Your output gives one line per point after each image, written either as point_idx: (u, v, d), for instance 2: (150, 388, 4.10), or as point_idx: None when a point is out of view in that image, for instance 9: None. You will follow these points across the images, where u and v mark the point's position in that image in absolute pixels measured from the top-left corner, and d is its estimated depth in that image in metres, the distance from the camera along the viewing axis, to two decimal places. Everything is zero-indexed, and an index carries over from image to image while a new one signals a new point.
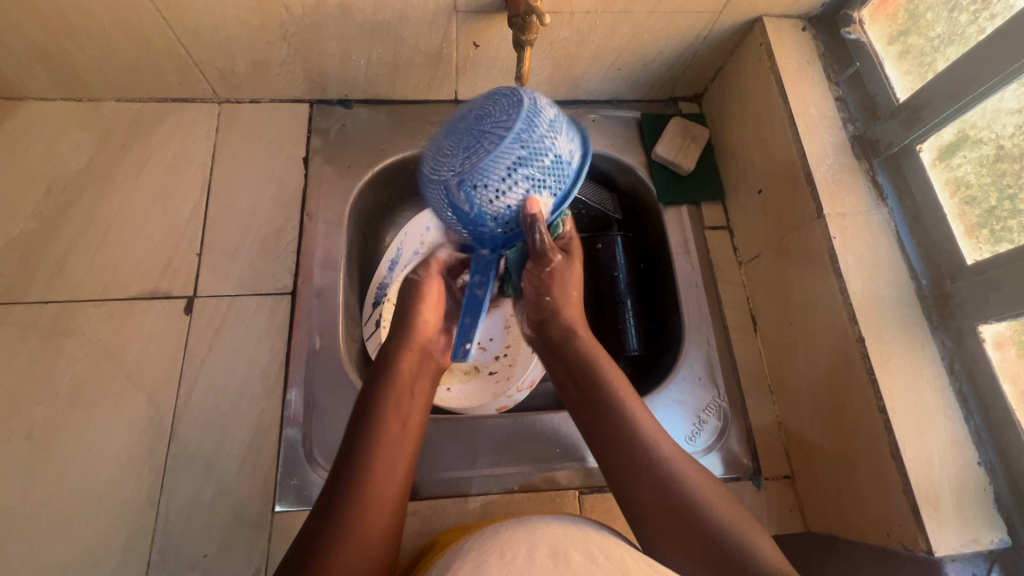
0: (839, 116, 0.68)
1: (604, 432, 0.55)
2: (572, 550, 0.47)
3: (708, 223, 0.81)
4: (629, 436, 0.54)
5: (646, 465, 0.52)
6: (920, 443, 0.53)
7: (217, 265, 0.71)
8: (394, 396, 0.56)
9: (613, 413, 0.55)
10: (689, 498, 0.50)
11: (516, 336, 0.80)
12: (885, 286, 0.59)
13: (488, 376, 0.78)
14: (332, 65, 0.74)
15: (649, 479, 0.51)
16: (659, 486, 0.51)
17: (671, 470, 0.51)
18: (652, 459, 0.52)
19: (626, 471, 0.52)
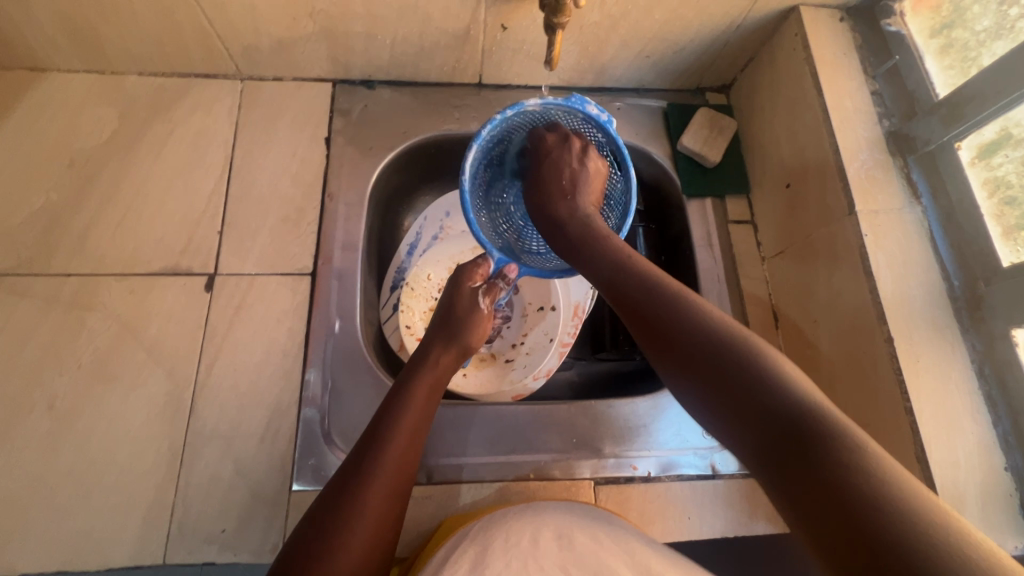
0: (874, 111, 0.66)
1: (613, 288, 0.49)
2: (578, 533, 0.51)
3: (732, 217, 0.79)
4: (639, 291, 0.46)
5: (671, 327, 0.42)
6: (946, 447, 0.52)
7: (238, 244, 0.70)
8: (408, 403, 0.52)
9: (620, 277, 0.49)
10: (731, 352, 0.39)
11: (533, 325, 0.79)
12: (916, 286, 0.58)
13: (505, 363, 0.78)
14: (357, 44, 0.73)
15: (667, 332, 0.42)
16: (679, 330, 0.42)
17: (709, 333, 0.40)
18: (674, 311, 0.43)
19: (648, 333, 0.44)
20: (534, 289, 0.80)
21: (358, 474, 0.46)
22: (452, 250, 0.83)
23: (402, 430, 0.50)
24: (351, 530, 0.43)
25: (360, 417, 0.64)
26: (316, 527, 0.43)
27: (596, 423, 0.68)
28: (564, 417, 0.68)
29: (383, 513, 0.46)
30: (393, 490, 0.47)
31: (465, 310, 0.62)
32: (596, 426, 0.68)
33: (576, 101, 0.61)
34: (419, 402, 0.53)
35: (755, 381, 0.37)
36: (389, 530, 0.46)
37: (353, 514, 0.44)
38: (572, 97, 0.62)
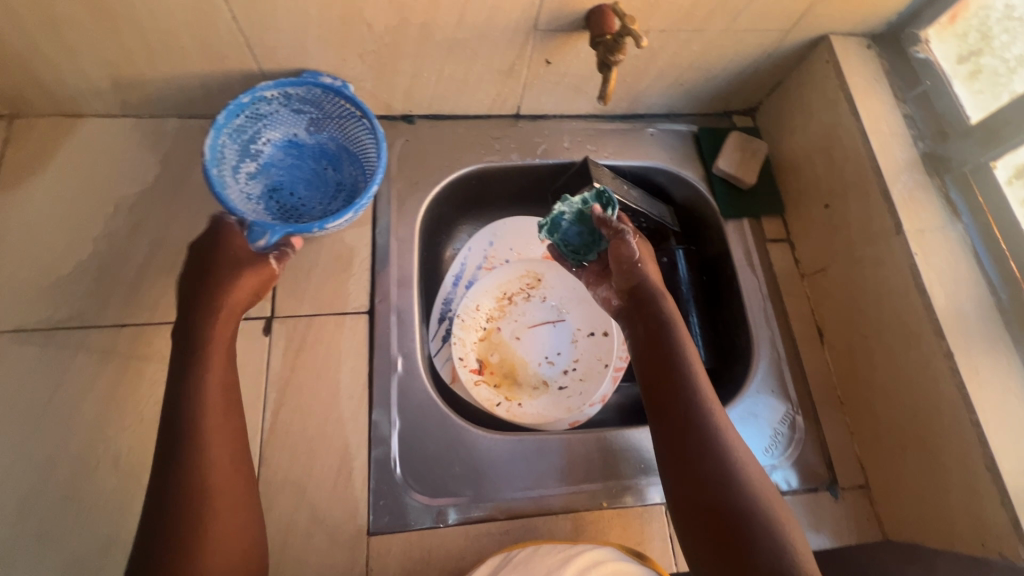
0: (909, 133, 0.69)
1: (669, 392, 0.57)
2: None
3: (769, 236, 0.82)
4: (696, 405, 0.55)
5: (702, 447, 0.53)
6: (1015, 456, 0.55)
7: (293, 285, 0.70)
8: (206, 431, 0.52)
9: (683, 383, 0.57)
10: (738, 490, 0.50)
11: (584, 351, 0.80)
12: (967, 301, 0.61)
13: (558, 390, 0.78)
14: (402, 81, 0.74)
15: (699, 448, 0.53)
16: (707, 457, 0.53)
17: (727, 468, 0.52)
18: (713, 440, 0.53)
19: (676, 440, 0.55)
20: (582, 314, 0.81)
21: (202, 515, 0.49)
22: (498, 278, 0.82)
23: (219, 459, 0.52)
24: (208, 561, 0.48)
25: (433, 454, 0.65)
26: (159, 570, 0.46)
27: None
28: (614, 445, 0.68)
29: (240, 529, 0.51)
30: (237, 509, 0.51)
31: (226, 301, 0.58)
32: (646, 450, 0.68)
33: (306, 77, 0.67)
34: (218, 426, 0.53)
35: (748, 526, 0.49)
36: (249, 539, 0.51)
37: (206, 554, 0.48)
38: (303, 73, 0.68)
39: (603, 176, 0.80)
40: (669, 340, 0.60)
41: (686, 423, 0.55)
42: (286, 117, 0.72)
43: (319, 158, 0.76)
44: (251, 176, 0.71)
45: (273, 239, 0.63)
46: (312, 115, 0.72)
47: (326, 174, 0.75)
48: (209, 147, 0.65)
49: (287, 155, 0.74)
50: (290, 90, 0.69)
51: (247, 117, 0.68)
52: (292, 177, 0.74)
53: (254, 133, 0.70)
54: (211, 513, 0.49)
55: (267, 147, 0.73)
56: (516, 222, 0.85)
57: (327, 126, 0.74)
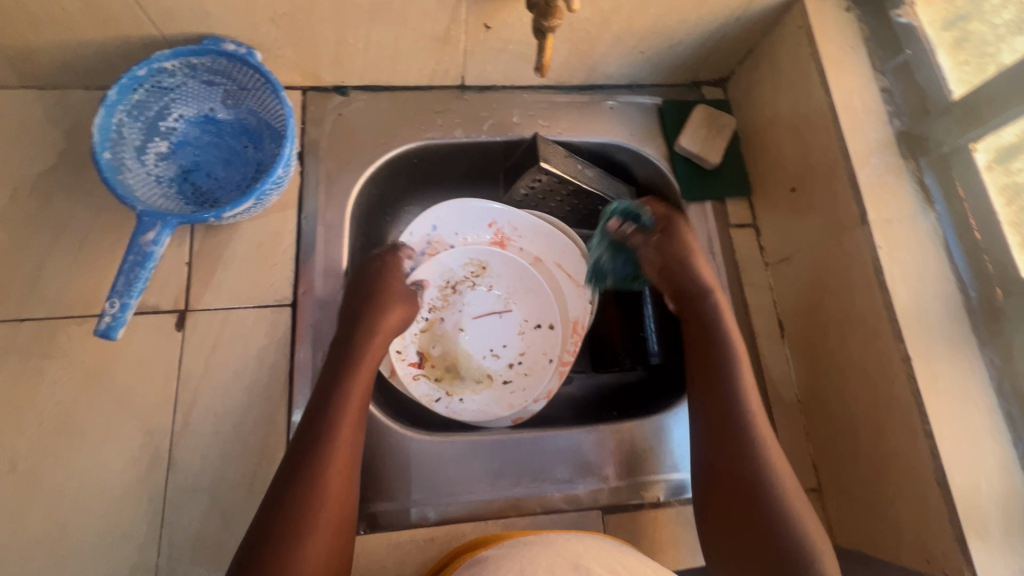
0: (885, 109, 0.62)
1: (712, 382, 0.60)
2: (591, 557, 0.50)
3: (733, 221, 0.76)
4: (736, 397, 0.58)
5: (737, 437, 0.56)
6: (967, 470, 0.51)
7: (209, 276, 0.65)
8: (344, 411, 0.54)
9: (727, 375, 0.59)
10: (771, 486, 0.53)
11: (531, 343, 0.76)
12: (932, 299, 0.56)
13: (503, 384, 0.74)
14: (326, 49, 0.67)
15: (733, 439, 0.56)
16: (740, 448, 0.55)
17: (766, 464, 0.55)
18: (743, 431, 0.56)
19: (715, 429, 0.57)
20: (530, 305, 0.77)
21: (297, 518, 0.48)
22: (438, 266, 0.76)
23: (338, 460, 0.52)
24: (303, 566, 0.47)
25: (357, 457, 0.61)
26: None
27: (604, 449, 0.65)
28: (573, 444, 0.65)
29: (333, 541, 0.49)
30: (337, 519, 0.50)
31: (368, 320, 0.62)
32: (603, 451, 0.65)
33: (207, 44, 0.61)
34: (346, 434, 0.54)
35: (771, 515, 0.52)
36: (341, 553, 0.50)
37: (304, 540, 0.48)
38: (204, 41, 0.62)
39: (554, 154, 0.72)
40: (720, 335, 0.62)
41: (730, 417, 0.57)
42: (197, 90, 0.66)
43: (238, 136, 0.70)
44: (163, 156, 0.66)
45: (164, 232, 0.57)
46: (225, 87, 0.67)
47: (244, 152, 0.70)
48: (98, 127, 0.60)
49: (203, 132, 0.69)
50: (192, 60, 0.63)
51: (148, 90, 0.63)
52: (208, 156, 0.69)
53: (161, 108, 0.65)
54: (319, 517, 0.49)
55: (179, 123, 0.67)
56: (458, 203, 0.75)
57: (243, 98, 0.68)
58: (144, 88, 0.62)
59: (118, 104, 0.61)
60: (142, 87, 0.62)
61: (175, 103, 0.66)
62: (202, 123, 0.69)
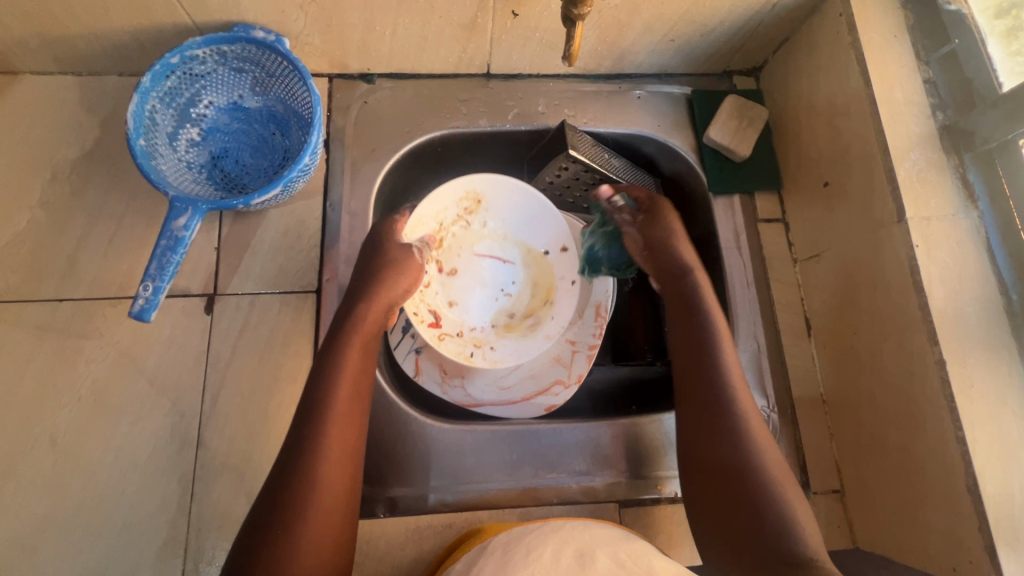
0: (928, 101, 0.60)
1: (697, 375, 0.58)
2: (599, 549, 0.50)
3: (761, 216, 0.74)
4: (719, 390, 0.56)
5: (724, 433, 0.54)
6: (1002, 479, 0.49)
7: (237, 261, 0.66)
8: (336, 388, 0.54)
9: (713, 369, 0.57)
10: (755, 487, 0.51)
11: (543, 273, 0.74)
12: (971, 302, 0.54)
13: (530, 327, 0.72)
14: (353, 37, 0.67)
15: (720, 435, 0.54)
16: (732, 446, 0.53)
17: (760, 472, 0.51)
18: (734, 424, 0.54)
19: (701, 425, 0.56)
20: (535, 236, 0.73)
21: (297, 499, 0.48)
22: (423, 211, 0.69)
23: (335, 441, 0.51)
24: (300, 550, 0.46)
25: (376, 446, 0.62)
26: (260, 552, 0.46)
27: (623, 442, 0.65)
28: (588, 440, 0.65)
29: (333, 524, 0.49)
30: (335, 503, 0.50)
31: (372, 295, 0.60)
32: (620, 446, 0.65)
33: (237, 32, 0.62)
34: (339, 412, 0.53)
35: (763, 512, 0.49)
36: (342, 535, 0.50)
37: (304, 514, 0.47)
38: (234, 28, 0.63)
39: (581, 142, 0.71)
40: (698, 343, 0.59)
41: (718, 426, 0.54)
42: (226, 77, 0.67)
43: (265, 123, 0.71)
44: (193, 143, 0.67)
45: (195, 218, 0.58)
46: (254, 74, 0.68)
47: (272, 138, 0.70)
48: (132, 113, 0.61)
49: (232, 119, 0.70)
50: (223, 47, 0.63)
51: (179, 77, 0.64)
52: (237, 143, 0.70)
53: (192, 95, 0.66)
54: (317, 492, 0.49)
55: (208, 109, 0.68)
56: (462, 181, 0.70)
57: (271, 85, 0.68)
58: (176, 75, 0.63)
59: (150, 91, 0.62)
60: (174, 73, 0.63)
61: (205, 90, 0.67)
62: (231, 109, 0.70)
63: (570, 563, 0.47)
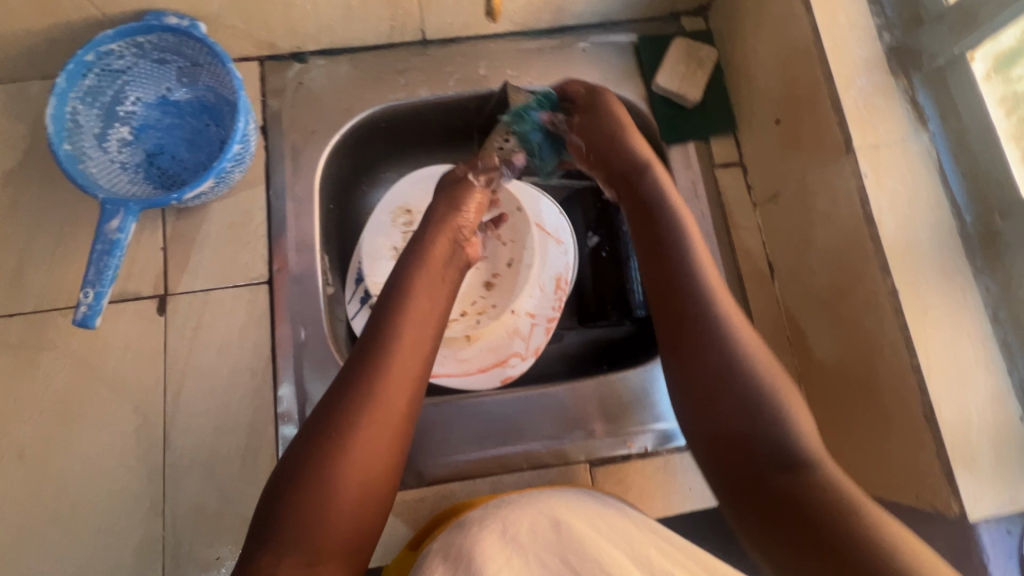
0: (874, 23, 0.57)
1: (676, 295, 0.52)
2: (570, 516, 0.50)
3: (718, 161, 0.72)
4: (705, 310, 0.50)
5: (703, 349, 0.49)
6: (959, 403, 0.49)
7: (185, 260, 0.65)
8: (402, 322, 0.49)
9: (695, 292, 0.51)
10: (765, 414, 0.46)
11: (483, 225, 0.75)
12: (923, 229, 0.52)
13: (508, 270, 0.74)
14: (274, 14, 0.64)
15: (701, 354, 0.49)
16: (727, 368, 0.48)
17: (755, 397, 0.46)
18: (720, 342, 0.49)
19: (683, 345, 0.50)
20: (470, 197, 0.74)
21: (343, 435, 0.44)
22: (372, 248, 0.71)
23: (397, 377, 0.47)
24: (338, 487, 0.42)
25: None
26: (298, 485, 0.42)
27: (587, 402, 0.65)
28: (552, 403, 0.65)
29: (374, 471, 0.44)
30: (386, 444, 0.45)
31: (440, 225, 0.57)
32: (584, 408, 0.65)
33: (148, 21, 0.59)
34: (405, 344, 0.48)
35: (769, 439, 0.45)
36: (379, 485, 0.44)
37: (351, 447, 0.43)
38: (146, 17, 0.60)
39: (526, 102, 0.69)
40: (679, 252, 0.54)
41: (701, 345, 0.49)
42: (149, 71, 0.65)
43: (198, 114, 0.69)
44: (125, 142, 0.66)
45: (128, 219, 0.57)
46: (178, 65, 0.65)
47: (207, 130, 0.69)
48: (52, 117, 0.59)
49: (164, 114, 0.68)
50: (139, 39, 0.61)
51: (99, 75, 0.62)
52: (171, 138, 0.68)
53: (116, 92, 0.64)
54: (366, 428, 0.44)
55: (136, 106, 0.67)
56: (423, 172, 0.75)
57: (197, 73, 0.66)
58: (96, 73, 0.61)
59: (69, 93, 0.60)
60: (93, 71, 0.61)
61: (130, 86, 0.65)
62: (162, 104, 0.68)
63: (546, 534, 0.47)
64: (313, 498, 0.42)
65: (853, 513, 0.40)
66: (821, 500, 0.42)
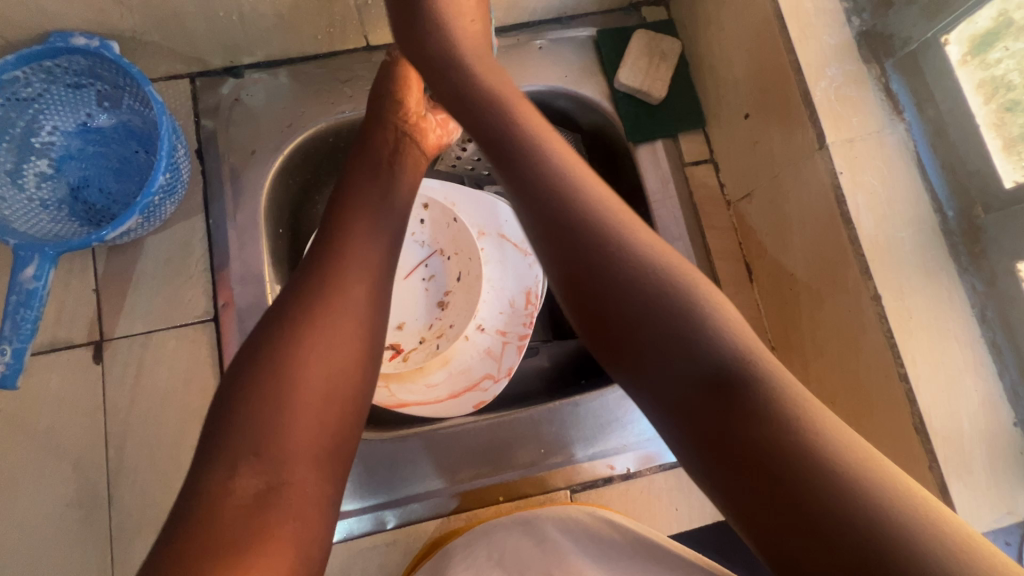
0: (842, 7, 0.53)
1: (567, 232, 0.40)
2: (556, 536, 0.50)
3: (688, 159, 0.69)
4: (609, 254, 0.39)
5: (609, 293, 0.38)
6: (949, 411, 0.46)
7: (120, 301, 0.60)
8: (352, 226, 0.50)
9: (587, 226, 0.40)
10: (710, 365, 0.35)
11: (432, 236, 0.72)
12: (905, 226, 0.49)
13: (461, 284, 0.71)
14: (198, 26, 0.58)
15: (614, 301, 0.38)
16: (640, 313, 0.37)
17: (691, 347, 0.36)
18: (632, 290, 0.38)
19: (592, 297, 0.39)
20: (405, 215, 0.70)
21: (299, 326, 0.44)
22: None
23: (353, 280, 0.47)
24: (302, 380, 0.42)
25: None
26: (256, 388, 0.41)
27: (563, 425, 0.62)
28: (526, 429, 0.61)
29: (337, 369, 0.44)
30: (349, 339, 0.45)
31: (393, 112, 0.60)
32: (560, 430, 0.61)
33: (52, 42, 0.54)
34: (358, 252, 0.48)
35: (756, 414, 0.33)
36: (345, 383, 0.44)
37: (308, 340, 0.43)
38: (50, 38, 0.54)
39: None
40: (563, 169, 0.43)
41: (605, 286, 0.38)
42: (66, 97, 0.60)
43: (126, 140, 0.63)
44: (44, 177, 0.60)
45: (45, 265, 0.52)
46: (97, 88, 0.60)
47: (136, 157, 0.63)
48: None
49: (87, 143, 0.62)
50: (46, 63, 0.56)
51: (7, 105, 0.56)
52: (97, 169, 0.62)
53: (30, 122, 0.59)
54: (321, 325, 0.44)
55: (54, 135, 0.61)
56: None
57: (119, 96, 0.61)
58: (2, 103, 0.56)
59: None
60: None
61: (45, 114, 0.59)
62: (85, 131, 0.62)
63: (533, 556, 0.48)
64: (272, 392, 0.41)
65: (878, 497, 0.29)
66: (809, 468, 0.31)
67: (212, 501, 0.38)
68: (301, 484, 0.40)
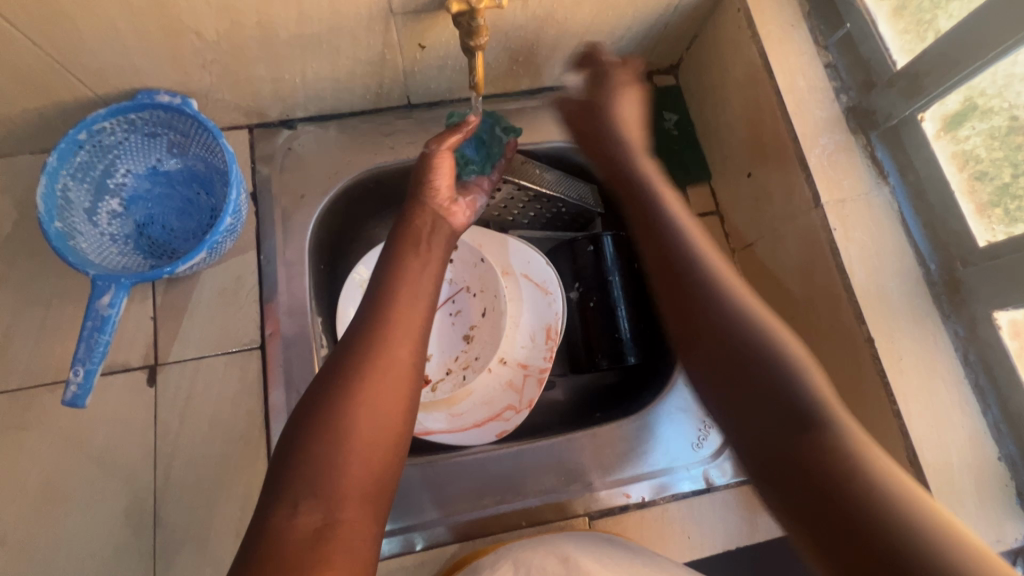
0: (831, 86, 0.61)
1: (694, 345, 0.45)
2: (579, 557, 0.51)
3: (695, 210, 0.76)
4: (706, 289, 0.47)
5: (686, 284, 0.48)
6: (938, 443, 0.51)
7: (176, 329, 0.65)
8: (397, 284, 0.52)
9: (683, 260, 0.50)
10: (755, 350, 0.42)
11: (459, 277, 0.78)
12: (892, 277, 0.55)
13: (485, 320, 0.76)
14: (264, 87, 0.66)
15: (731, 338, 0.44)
16: (758, 369, 0.42)
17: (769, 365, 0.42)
18: (737, 327, 0.44)
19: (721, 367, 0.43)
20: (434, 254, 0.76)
21: (346, 379, 0.45)
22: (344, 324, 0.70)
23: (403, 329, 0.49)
24: (353, 426, 0.43)
25: None
26: (308, 436, 0.42)
27: (582, 453, 0.66)
28: (547, 456, 0.65)
29: (383, 419, 0.44)
30: (399, 389, 0.46)
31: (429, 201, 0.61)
32: (580, 458, 0.65)
33: (140, 99, 0.61)
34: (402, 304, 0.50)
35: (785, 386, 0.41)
36: (389, 434, 0.44)
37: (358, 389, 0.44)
38: (137, 95, 0.62)
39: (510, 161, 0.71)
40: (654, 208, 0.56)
41: (694, 299, 0.47)
42: (141, 145, 0.66)
43: (189, 183, 0.70)
44: (116, 215, 0.67)
45: (119, 294, 0.58)
46: (169, 137, 0.67)
47: (197, 198, 0.70)
48: (42, 195, 0.60)
49: (155, 184, 0.69)
50: (131, 116, 0.62)
51: (91, 152, 0.63)
52: (162, 208, 0.69)
53: (108, 166, 0.65)
54: (372, 377, 0.45)
55: (126, 178, 0.67)
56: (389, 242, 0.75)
57: (187, 144, 0.67)
58: (87, 151, 0.62)
59: (59, 171, 0.61)
60: (83, 147, 0.62)
61: (122, 159, 0.66)
62: (154, 174, 0.69)
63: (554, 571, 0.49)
64: (321, 455, 0.41)
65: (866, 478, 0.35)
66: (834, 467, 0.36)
67: (274, 539, 0.38)
68: (350, 532, 0.40)
